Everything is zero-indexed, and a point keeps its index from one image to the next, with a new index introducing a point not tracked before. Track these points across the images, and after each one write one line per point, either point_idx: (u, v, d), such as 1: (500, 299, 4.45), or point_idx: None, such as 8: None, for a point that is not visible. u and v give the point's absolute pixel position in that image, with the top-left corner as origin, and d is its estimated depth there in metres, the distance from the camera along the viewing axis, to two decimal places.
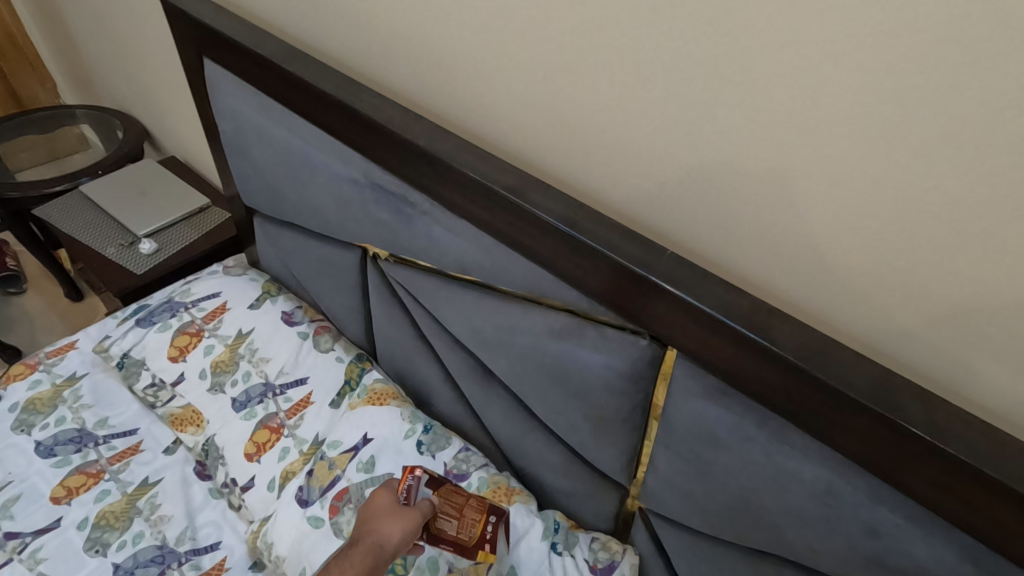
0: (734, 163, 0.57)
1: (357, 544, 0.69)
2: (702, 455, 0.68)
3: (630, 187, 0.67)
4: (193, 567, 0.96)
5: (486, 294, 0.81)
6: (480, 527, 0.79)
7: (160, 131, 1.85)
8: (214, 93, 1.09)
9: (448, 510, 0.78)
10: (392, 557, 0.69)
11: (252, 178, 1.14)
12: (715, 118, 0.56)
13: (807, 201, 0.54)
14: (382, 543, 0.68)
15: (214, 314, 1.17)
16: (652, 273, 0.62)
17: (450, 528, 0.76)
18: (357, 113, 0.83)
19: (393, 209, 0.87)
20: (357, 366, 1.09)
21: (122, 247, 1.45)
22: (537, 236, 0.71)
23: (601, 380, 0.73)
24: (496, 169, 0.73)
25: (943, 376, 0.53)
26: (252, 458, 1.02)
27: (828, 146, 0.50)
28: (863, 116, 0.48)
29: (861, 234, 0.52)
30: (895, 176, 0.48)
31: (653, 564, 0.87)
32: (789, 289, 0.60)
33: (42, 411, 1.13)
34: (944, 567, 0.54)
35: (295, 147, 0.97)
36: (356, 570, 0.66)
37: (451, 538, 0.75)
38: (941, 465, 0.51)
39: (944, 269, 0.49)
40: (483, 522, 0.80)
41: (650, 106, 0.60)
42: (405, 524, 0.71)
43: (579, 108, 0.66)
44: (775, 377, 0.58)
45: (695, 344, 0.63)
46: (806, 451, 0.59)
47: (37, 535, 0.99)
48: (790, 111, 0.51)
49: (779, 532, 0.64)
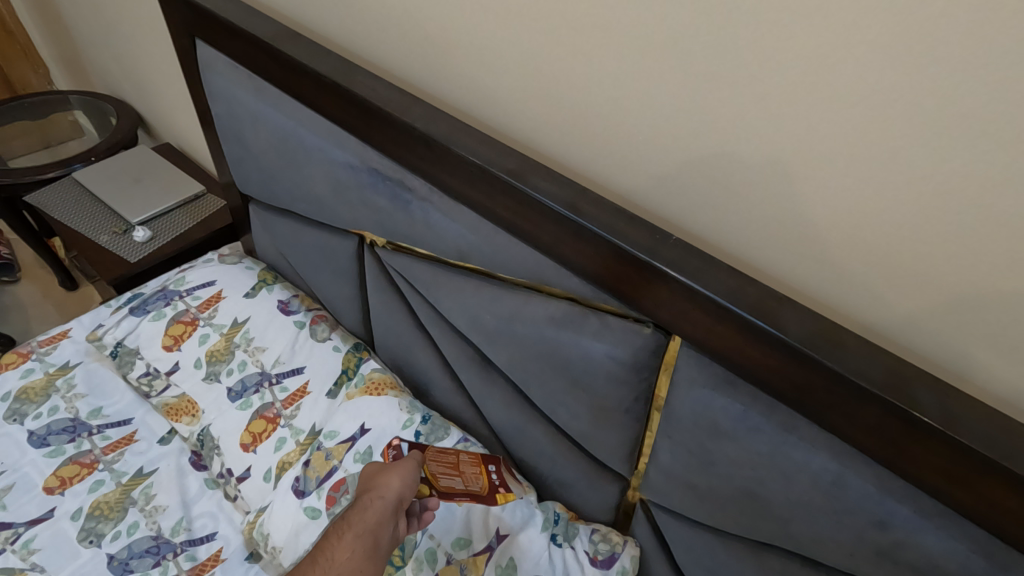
0: (742, 144, 0.54)
1: (358, 502, 0.72)
2: (706, 446, 0.66)
3: (632, 171, 0.65)
4: (188, 558, 0.95)
5: (486, 282, 0.80)
6: (485, 472, 0.83)
7: (154, 117, 1.82)
8: (206, 75, 1.06)
9: (448, 467, 0.81)
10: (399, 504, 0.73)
11: (247, 163, 1.11)
12: (721, 99, 0.54)
13: (816, 185, 0.52)
14: (381, 494, 0.72)
15: (209, 303, 1.15)
16: (656, 259, 0.60)
17: (457, 480, 0.79)
18: (353, 96, 0.81)
19: (390, 195, 0.85)
20: (354, 356, 1.07)
21: (116, 235, 1.43)
22: (538, 222, 0.69)
23: (603, 370, 0.71)
24: (495, 153, 0.71)
25: (956, 365, 0.51)
26: (247, 449, 1.00)
27: (841, 126, 0.48)
28: (879, 94, 0.45)
29: (877, 219, 0.50)
30: (913, 157, 0.46)
31: (655, 556, 0.85)
32: (796, 277, 0.58)
33: (34, 400, 1.11)
34: (956, 562, 0.52)
35: (290, 131, 0.94)
36: (361, 524, 0.69)
37: (464, 487, 0.79)
38: (953, 457, 0.49)
39: (960, 255, 0.47)
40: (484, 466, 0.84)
41: (654, 86, 0.58)
42: (398, 472, 0.74)
43: (581, 89, 0.64)
44: (784, 366, 0.56)
45: (700, 333, 0.62)
46: (814, 443, 0.57)
47: (30, 526, 0.97)
48: (801, 89, 0.49)
49: (785, 524, 0.63)
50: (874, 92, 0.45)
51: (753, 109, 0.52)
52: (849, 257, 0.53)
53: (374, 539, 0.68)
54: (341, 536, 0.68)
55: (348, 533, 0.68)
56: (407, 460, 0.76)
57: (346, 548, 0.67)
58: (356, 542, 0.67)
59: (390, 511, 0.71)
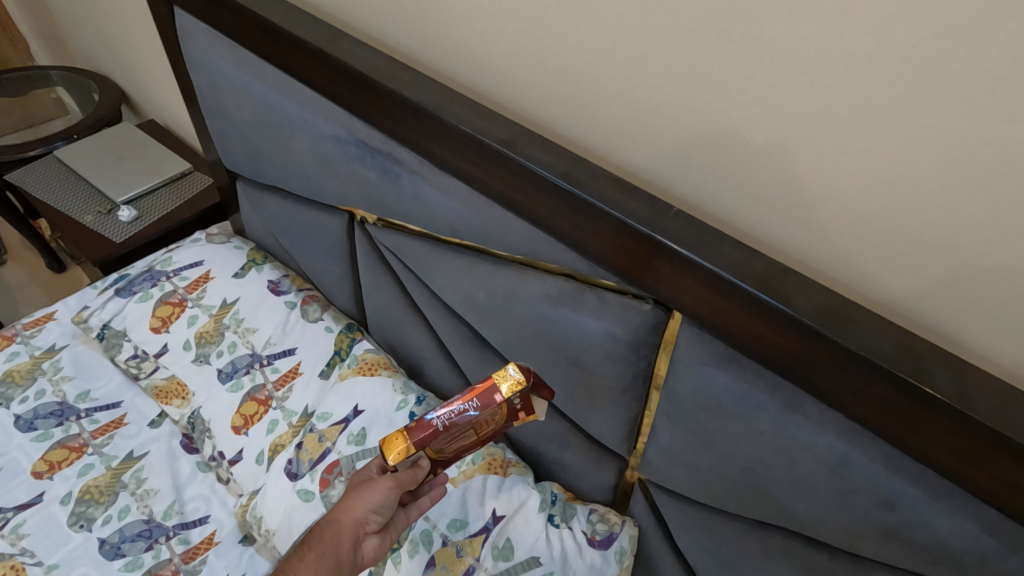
0: (745, 110, 0.51)
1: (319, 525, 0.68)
2: (707, 426, 0.64)
3: (631, 141, 0.61)
4: (181, 542, 0.94)
5: (480, 258, 0.77)
6: (506, 412, 0.63)
7: (138, 93, 1.77)
8: (185, 45, 1.02)
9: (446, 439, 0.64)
10: (361, 523, 0.66)
11: (232, 138, 1.07)
12: (724, 61, 0.50)
13: (825, 153, 0.49)
14: (338, 518, 0.66)
15: (197, 283, 1.13)
16: (657, 232, 0.57)
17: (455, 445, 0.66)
18: (339, 63, 0.77)
19: (379, 168, 0.82)
20: (346, 337, 1.05)
21: (100, 215, 1.39)
22: (533, 194, 0.66)
23: (601, 347, 0.69)
24: (487, 122, 0.68)
25: (971, 341, 0.49)
26: (239, 431, 0.98)
27: (853, 87, 0.45)
28: (896, 53, 0.42)
29: (893, 187, 0.47)
30: (931, 119, 0.43)
31: (653, 536, 0.84)
32: (802, 251, 0.55)
33: (20, 384, 1.09)
34: (966, 541, 0.51)
35: (273, 103, 0.90)
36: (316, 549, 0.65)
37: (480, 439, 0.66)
38: (965, 434, 0.47)
39: (978, 226, 0.44)
40: (504, 407, 0.62)
41: (653, 47, 0.54)
42: (356, 488, 0.68)
43: (574, 52, 0.60)
44: (790, 342, 0.54)
45: (702, 308, 0.59)
46: (819, 421, 0.55)
47: (19, 511, 0.96)
48: (809, 46, 0.45)
49: (787, 504, 0.61)
50: (890, 51, 0.42)
51: (758, 71, 0.49)
52: (858, 229, 0.50)
53: (336, 561, 0.65)
54: (303, 558, 0.65)
55: (309, 554, 0.65)
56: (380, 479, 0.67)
57: (306, 569, 0.63)
58: (316, 563, 0.64)
59: (353, 535, 0.67)
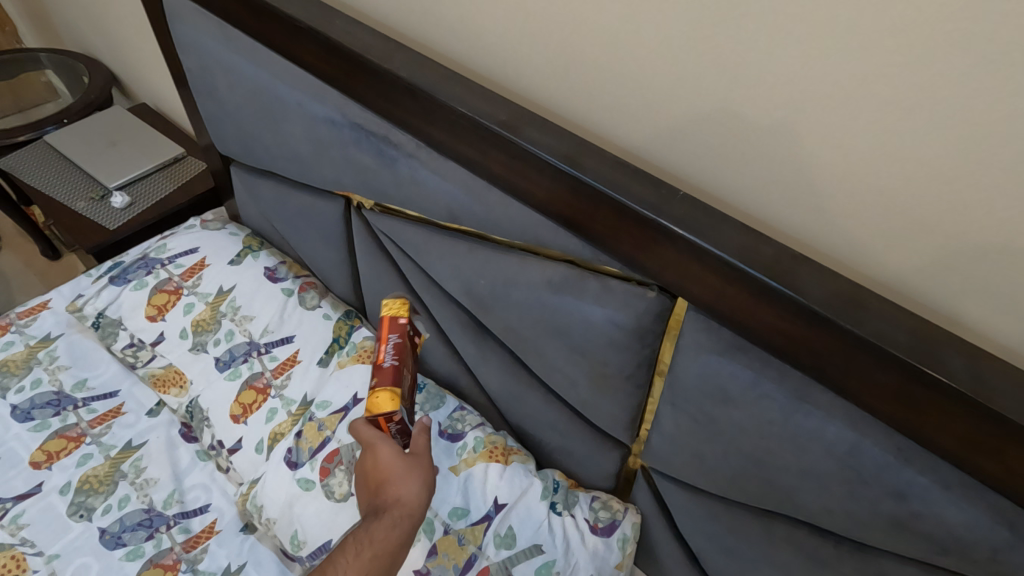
0: (755, 90, 0.49)
1: (383, 512, 0.66)
2: (712, 414, 0.63)
3: (635, 121, 0.59)
4: (181, 531, 0.94)
5: (479, 244, 0.75)
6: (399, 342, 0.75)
7: (129, 76, 1.73)
8: (174, 24, 0.98)
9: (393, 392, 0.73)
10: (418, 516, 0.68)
11: (224, 122, 1.04)
12: (733, 36, 0.48)
13: (838, 134, 0.46)
14: (408, 512, 0.66)
15: (192, 271, 1.11)
16: (662, 217, 0.55)
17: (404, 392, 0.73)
18: (332, 42, 0.74)
19: (374, 152, 0.79)
20: (345, 324, 1.04)
21: (93, 202, 1.37)
22: (534, 177, 0.64)
23: (604, 334, 0.67)
24: (484, 102, 0.65)
25: (990, 329, 0.47)
26: (238, 420, 0.97)
27: (870, 64, 0.42)
28: (915, 27, 0.39)
29: (913, 171, 0.44)
30: (954, 98, 0.40)
31: (656, 523, 0.84)
32: (814, 236, 0.53)
33: (16, 373, 1.08)
34: (978, 532, 0.50)
35: (265, 85, 0.88)
36: (383, 544, 0.63)
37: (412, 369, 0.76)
38: (981, 423, 0.46)
39: (997, 212, 0.42)
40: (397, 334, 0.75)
41: (657, 22, 0.51)
42: (417, 477, 0.69)
43: (574, 29, 0.57)
44: (800, 329, 0.52)
45: (709, 295, 0.58)
46: (828, 410, 0.54)
47: (18, 501, 0.95)
48: (821, 22, 0.43)
49: (793, 492, 0.61)
50: (909, 23, 0.40)
51: (767, 47, 0.46)
52: (872, 214, 0.48)
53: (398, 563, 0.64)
54: (366, 549, 0.62)
55: (374, 547, 0.62)
56: (428, 468, 0.71)
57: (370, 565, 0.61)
58: (382, 559, 0.62)
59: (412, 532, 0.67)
